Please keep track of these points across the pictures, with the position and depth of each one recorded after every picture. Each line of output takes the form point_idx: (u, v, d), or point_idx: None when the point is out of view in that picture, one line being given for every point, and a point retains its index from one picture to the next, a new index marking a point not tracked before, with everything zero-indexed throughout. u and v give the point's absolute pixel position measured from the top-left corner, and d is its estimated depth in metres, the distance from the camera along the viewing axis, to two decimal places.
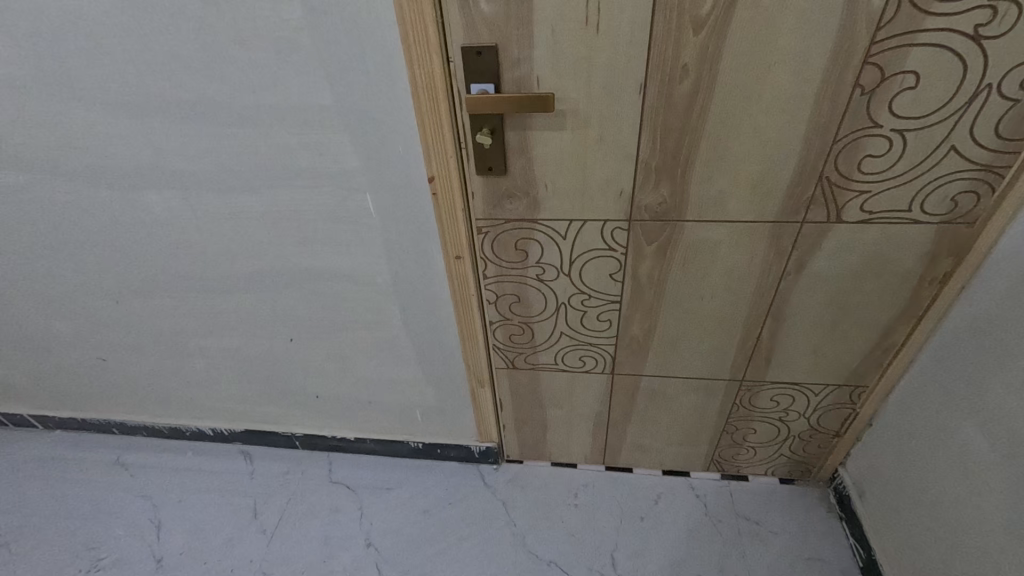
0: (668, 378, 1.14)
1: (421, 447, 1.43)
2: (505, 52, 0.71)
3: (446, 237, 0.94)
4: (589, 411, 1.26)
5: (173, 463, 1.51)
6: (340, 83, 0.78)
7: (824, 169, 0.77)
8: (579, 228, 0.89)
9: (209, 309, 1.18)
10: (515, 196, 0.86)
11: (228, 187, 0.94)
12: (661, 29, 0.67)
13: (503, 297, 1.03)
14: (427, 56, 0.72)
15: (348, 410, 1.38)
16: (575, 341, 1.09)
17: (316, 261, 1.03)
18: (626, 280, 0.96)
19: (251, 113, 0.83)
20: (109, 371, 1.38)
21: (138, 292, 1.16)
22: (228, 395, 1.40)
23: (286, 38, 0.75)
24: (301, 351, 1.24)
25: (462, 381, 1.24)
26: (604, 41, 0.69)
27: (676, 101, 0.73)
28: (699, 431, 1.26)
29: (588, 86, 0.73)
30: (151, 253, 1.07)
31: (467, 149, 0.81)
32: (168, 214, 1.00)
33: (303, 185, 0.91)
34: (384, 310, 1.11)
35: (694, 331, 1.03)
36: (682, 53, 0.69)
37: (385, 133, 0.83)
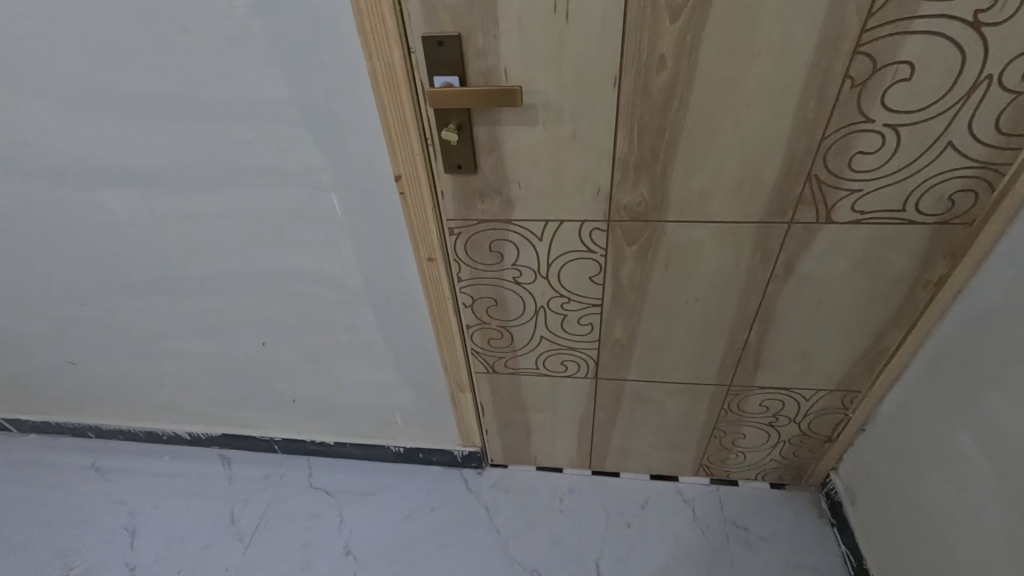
0: (654, 382, 1.09)
1: (403, 452, 1.39)
2: (469, 42, 0.66)
3: (418, 238, 0.89)
4: (573, 416, 1.22)
5: (150, 468, 1.47)
6: (296, 76, 0.73)
7: (812, 167, 0.72)
8: (555, 229, 0.85)
9: (177, 313, 1.13)
10: (487, 196, 0.82)
11: (187, 186, 0.89)
12: (636, 17, 0.62)
13: (479, 300, 0.98)
14: (386, 47, 0.67)
15: (326, 414, 1.34)
16: (556, 345, 1.05)
17: (283, 263, 0.99)
18: (607, 282, 0.91)
19: (206, 108, 0.78)
20: (80, 375, 1.34)
21: (103, 294, 1.12)
22: (203, 399, 1.36)
23: (235, 28, 0.69)
24: (275, 355, 1.19)
25: (441, 386, 1.20)
26: (576, 31, 0.64)
27: (653, 94, 0.68)
28: (687, 436, 1.22)
29: (559, 78, 0.68)
30: (113, 254, 1.03)
31: (434, 146, 0.76)
32: (129, 214, 0.95)
33: (266, 184, 0.86)
34: (357, 313, 1.06)
35: (678, 335, 0.99)
36: (659, 43, 0.64)
37: (347, 129, 0.78)
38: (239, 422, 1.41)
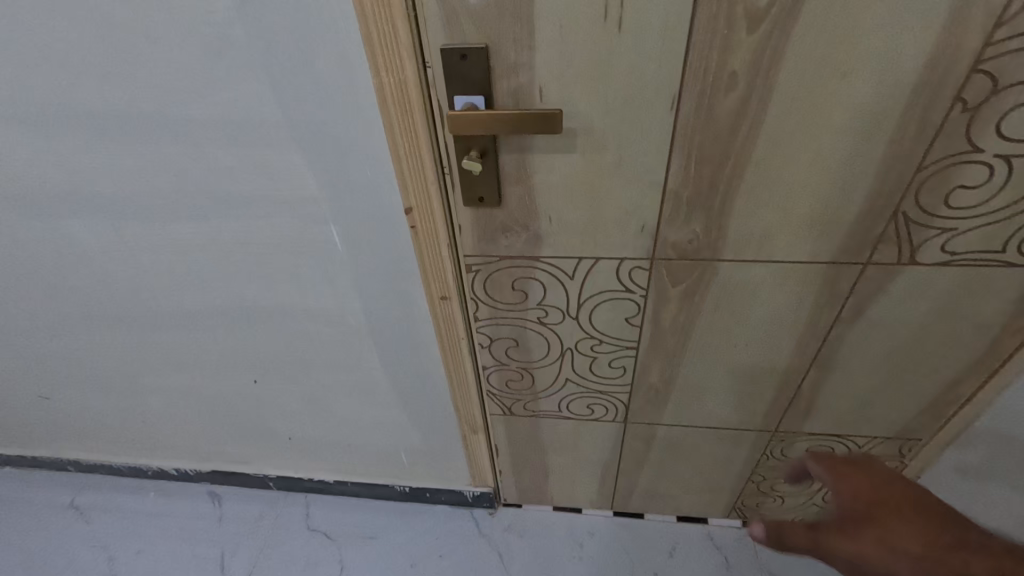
0: (689, 427, 0.99)
1: (408, 491, 1.28)
2: (497, 55, 0.54)
3: (429, 276, 0.78)
4: (597, 458, 1.11)
5: (133, 506, 1.36)
6: (287, 93, 0.61)
7: (901, 203, 0.61)
8: (590, 267, 0.73)
9: (159, 349, 1.01)
10: (512, 230, 0.70)
11: (164, 216, 0.77)
12: (705, 25, 0.51)
13: (498, 341, 0.87)
14: (396, 62, 0.55)
15: (324, 452, 1.22)
16: (583, 388, 0.94)
17: (276, 299, 0.87)
18: (645, 324, 0.80)
19: (183, 129, 0.66)
20: (54, 410, 1.22)
21: (74, 329, 1.00)
22: (190, 435, 1.24)
23: (214, 36, 0.58)
24: (269, 393, 1.08)
25: (452, 427, 1.09)
26: (629, 41, 0.52)
27: (718, 119, 0.57)
28: (722, 480, 1.11)
29: (605, 99, 0.56)
30: (83, 286, 0.91)
31: (451, 175, 0.65)
32: (100, 245, 0.83)
33: (253, 215, 0.75)
34: (359, 352, 0.95)
35: (722, 379, 0.88)
36: (731, 56, 0.52)
37: (349, 155, 0.66)
38: (230, 458, 1.30)
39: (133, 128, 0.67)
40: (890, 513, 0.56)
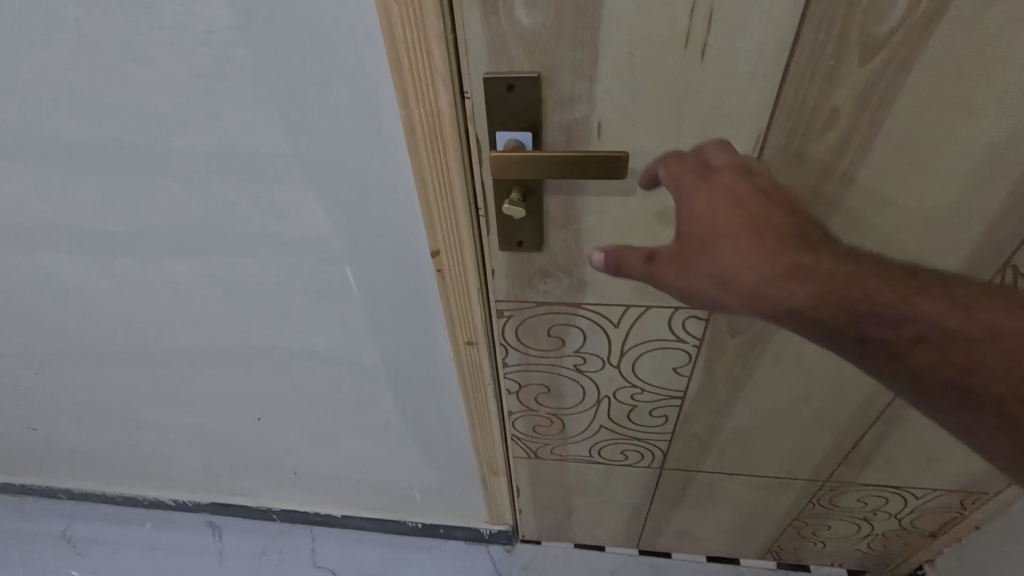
0: (731, 474, 0.91)
1: (421, 526, 1.21)
2: (550, 86, 0.46)
3: (455, 320, 0.69)
4: (626, 501, 1.03)
5: (129, 538, 1.28)
6: (299, 124, 0.53)
7: (1012, 255, 0.53)
8: (638, 315, 0.65)
9: (154, 385, 0.93)
10: (552, 276, 0.62)
11: (157, 252, 0.68)
12: (807, 55, 0.42)
13: (528, 387, 0.78)
14: (429, 93, 0.47)
15: (331, 488, 1.14)
16: (618, 435, 0.85)
17: (282, 338, 0.79)
18: (694, 374, 0.72)
19: (177, 161, 0.58)
20: (43, 441, 1.14)
21: (61, 364, 0.92)
22: (187, 468, 1.16)
23: (213, 58, 0.49)
24: (272, 430, 1.00)
25: (470, 467, 1.01)
26: (712, 72, 0.43)
27: (809, 162, 0.48)
28: (760, 525, 1.03)
29: (675, 138, 0.48)
30: (69, 321, 0.83)
31: (487, 217, 0.56)
32: (86, 280, 0.75)
33: (259, 254, 0.66)
34: (372, 393, 0.86)
35: (775, 429, 0.80)
36: (834, 91, 0.43)
37: (369, 192, 0.58)
38: (231, 491, 1.22)
39: (120, 159, 0.58)
40: (733, 246, 0.40)
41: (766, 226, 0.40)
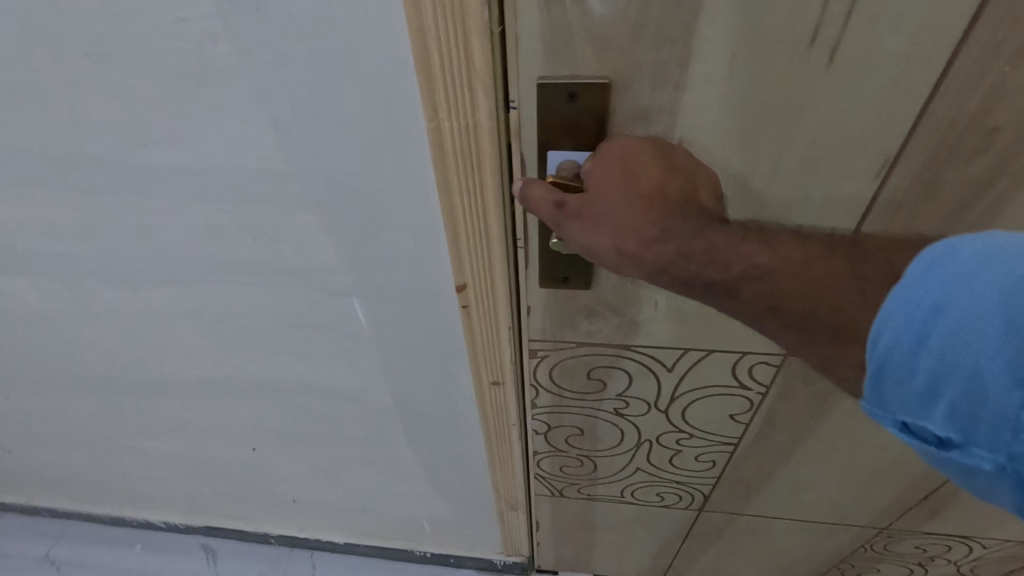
0: (778, 518, 0.82)
1: (430, 555, 1.11)
2: (621, 96, 0.35)
3: (478, 358, 0.59)
4: (654, 539, 0.94)
5: (116, 563, 1.19)
6: (298, 136, 0.43)
7: None
8: (696, 360, 0.55)
9: (137, 412, 0.83)
10: (600, 317, 0.52)
11: (133, 276, 0.58)
12: (971, 61, 0.32)
13: (558, 429, 0.69)
14: (463, 101, 0.36)
15: (334, 516, 1.04)
16: (655, 479, 0.76)
17: (280, 370, 0.69)
18: (754, 421, 0.63)
19: (151, 178, 0.48)
20: (21, 463, 1.04)
21: (33, 389, 0.82)
22: (176, 494, 1.06)
23: (190, 55, 0.39)
24: (269, 460, 0.90)
25: (486, 501, 0.92)
26: (841, 82, 0.34)
27: (943, 192, 0.38)
28: (801, 565, 0.94)
29: (778, 162, 0.38)
30: (39, 345, 0.73)
31: (526, 251, 0.46)
32: (54, 305, 0.65)
33: (251, 281, 0.56)
34: (380, 428, 0.77)
35: (836, 478, 0.70)
36: (998, 105, 0.34)
37: (385, 217, 0.48)
38: (224, 515, 1.11)
39: (86, 174, 0.48)
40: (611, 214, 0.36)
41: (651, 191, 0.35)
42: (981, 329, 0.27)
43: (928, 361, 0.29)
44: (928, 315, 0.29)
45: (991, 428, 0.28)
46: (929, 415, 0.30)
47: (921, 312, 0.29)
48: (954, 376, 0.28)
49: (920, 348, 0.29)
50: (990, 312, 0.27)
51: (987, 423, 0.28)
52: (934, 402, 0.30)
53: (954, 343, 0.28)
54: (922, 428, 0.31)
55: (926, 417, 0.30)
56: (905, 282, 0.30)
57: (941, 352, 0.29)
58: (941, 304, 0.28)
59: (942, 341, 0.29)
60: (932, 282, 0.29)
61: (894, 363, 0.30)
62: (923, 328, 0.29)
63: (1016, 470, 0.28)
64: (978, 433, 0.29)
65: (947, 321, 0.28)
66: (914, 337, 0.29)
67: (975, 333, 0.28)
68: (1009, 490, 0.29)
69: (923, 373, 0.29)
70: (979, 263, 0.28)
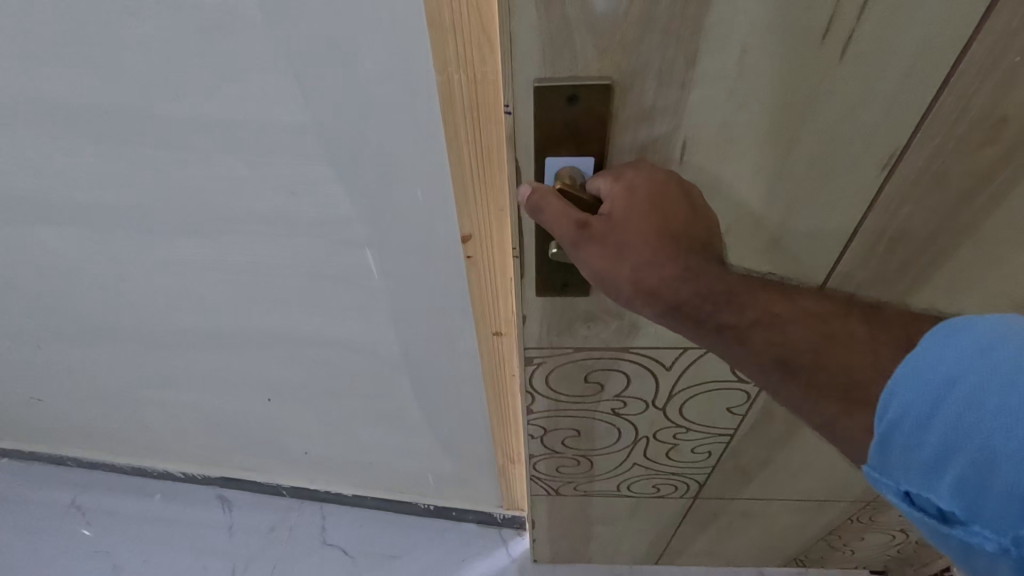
0: (770, 498, 0.83)
1: (433, 508, 1.14)
2: (624, 97, 0.34)
3: (483, 308, 0.61)
4: (650, 525, 0.96)
5: (133, 511, 1.19)
6: (314, 95, 0.43)
7: None
8: (693, 358, 0.56)
9: (157, 361, 0.84)
10: (599, 320, 0.52)
11: (158, 227, 0.59)
12: (987, 51, 0.32)
13: (554, 432, 0.70)
14: (473, 50, 0.39)
15: (347, 468, 1.07)
16: (651, 472, 0.78)
17: (295, 321, 0.70)
18: (750, 413, 0.64)
19: (172, 131, 0.48)
20: (50, 413, 1.06)
21: (63, 339, 0.84)
22: (196, 445, 1.08)
23: (215, 13, 0.39)
24: (286, 410, 0.92)
25: (488, 457, 0.95)
26: (852, 78, 0.33)
27: (947, 186, 0.38)
28: (791, 539, 0.97)
29: (784, 158, 0.37)
30: (68, 295, 0.74)
31: (522, 258, 0.45)
32: (86, 254, 0.65)
33: (266, 230, 0.56)
34: (388, 379, 0.79)
35: (828, 458, 0.72)
36: (1010, 95, 0.33)
37: (397, 178, 0.49)
38: (239, 466, 1.13)
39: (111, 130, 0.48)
40: (630, 249, 0.36)
41: (675, 230, 0.36)
42: (992, 403, 0.26)
43: (939, 428, 0.27)
44: (941, 383, 0.28)
45: (997, 509, 0.26)
46: (933, 488, 0.28)
47: (933, 380, 0.28)
48: (963, 451, 0.27)
49: (929, 416, 0.28)
50: (1004, 391, 0.26)
51: (994, 505, 0.26)
52: (939, 475, 0.28)
53: (966, 417, 0.27)
54: (925, 501, 0.28)
55: (929, 491, 0.28)
56: (923, 347, 0.29)
57: (951, 422, 0.27)
58: (954, 373, 0.27)
59: (953, 412, 0.27)
60: (948, 350, 0.28)
61: (901, 428, 0.29)
62: (934, 394, 0.28)
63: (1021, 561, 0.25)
64: (983, 516, 0.26)
65: (960, 393, 0.27)
66: (924, 406, 0.28)
67: (987, 408, 0.26)
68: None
69: (930, 441, 0.28)
70: (1001, 336, 0.27)
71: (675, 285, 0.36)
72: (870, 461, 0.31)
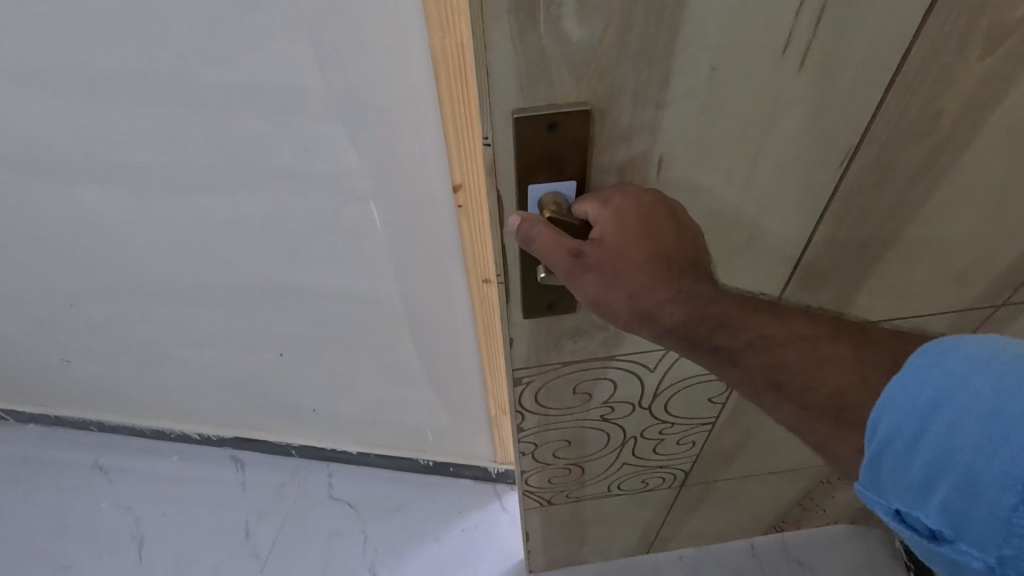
0: (750, 476, 0.88)
1: (432, 465, 1.20)
2: (602, 121, 0.35)
3: (472, 254, 0.66)
4: (641, 521, 0.98)
5: (154, 470, 1.24)
6: (329, 57, 0.49)
7: None
8: (674, 359, 0.60)
9: (175, 324, 0.88)
10: (584, 335, 0.54)
11: (188, 185, 0.64)
12: (923, 54, 0.34)
13: (545, 446, 0.71)
14: (452, 15, 0.44)
15: (353, 427, 1.12)
16: (639, 469, 0.80)
17: (305, 273, 0.74)
18: (728, 401, 0.69)
19: (212, 93, 0.53)
20: (73, 376, 1.09)
21: (84, 303, 0.87)
22: (210, 409, 1.13)
23: None
24: (293, 371, 0.95)
25: (480, 409, 1.00)
26: (811, 84, 0.35)
27: (895, 175, 0.41)
28: (771, 511, 1.02)
29: (751, 165, 0.39)
30: (95, 255, 0.77)
31: (506, 282, 0.47)
32: (124, 211, 0.69)
33: (284, 186, 0.61)
34: (386, 332, 0.82)
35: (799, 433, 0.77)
36: (945, 94, 0.36)
37: (391, 130, 0.54)
38: (252, 425, 1.17)
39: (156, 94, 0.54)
40: (625, 273, 0.38)
41: (666, 253, 0.38)
42: (974, 428, 0.29)
43: (926, 452, 0.30)
44: (928, 406, 0.30)
45: (980, 527, 0.29)
46: (921, 508, 0.31)
47: (918, 404, 0.31)
48: (949, 473, 0.29)
49: (916, 439, 0.30)
50: (985, 418, 0.29)
51: (977, 524, 0.29)
52: (926, 495, 0.31)
53: (951, 441, 0.29)
54: (914, 518, 0.31)
55: (918, 509, 0.31)
56: (909, 373, 0.32)
57: (937, 445, 0.30)
58: (938, 398, 0.30)
59: (938, 436, 0.30)
60: (932, 375, 0.31)
61: (891, 448, 0.31)
62: (921, 417, 0.31)
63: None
64: (967, 533, 0.29)
65: (945, 417, 0.30)
66: (911, 429, 0.31)
67: (969, 433, 0.29)
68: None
69: (918, 462, 0.30)
70: (981, 363, 0.30)
71: (670, 306, 0.38)
72: (863, 479, 0.34)
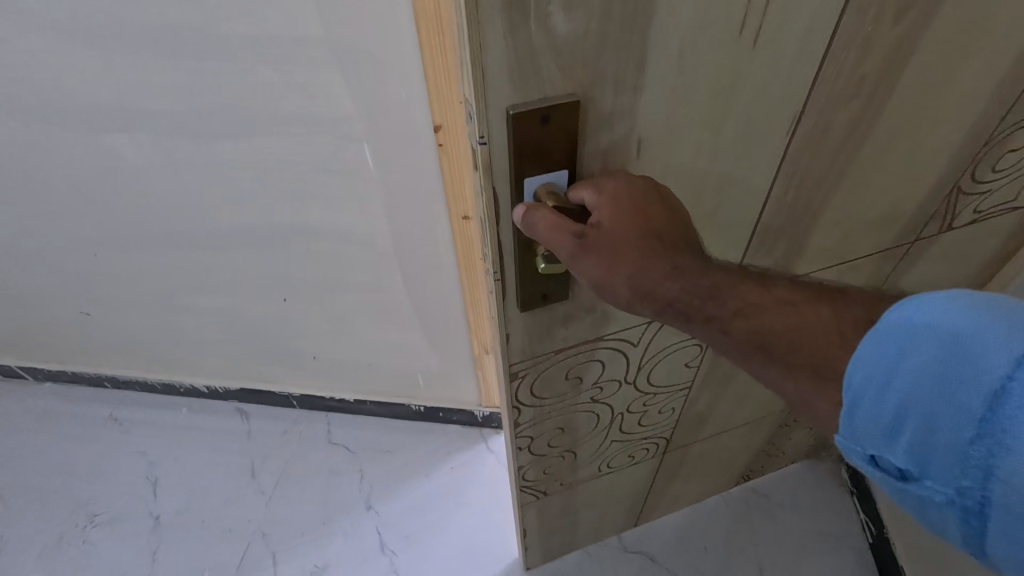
0: (721, 432, 0.96)
1: (422, 410, 1.27)
2: (587, 109, 0.39)
3: (452, 192, 0.69)
4: (628, 495, 1.04)
5: (164, 421, 1.30)
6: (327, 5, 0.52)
7: (958, 181, 0.55)
8: (653, 332, 0.66)
9: (183, 275, 0.92)
10: (576, 317, 0.58)
11: (200, 133, 0.67)
12: (851, 26, 0.39)
13: (541, 437, 0.75)
14: None
15: (353, 373, 1.18)
16: (627, 441, 0.87)
17: (309, 219, 0.77)
18: (702, 364, 0.76)
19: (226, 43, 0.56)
20: (85, 329, 1.13)
21: (96, 255, 0.90)
22: (217, 361, 1.19)
23: None
24: (295, 317, 0.99)
25: (465, 349, 1.05)
26: (760, 57, 0.39)
27: (834, 131, 0.45)
28: (741, 464, 1.11)
29: (715, 137, 0.43)
30: (108, 206, 0.80)
31: (503, 277, 0.50)
32: (147, 162, 0.72)
33: (285, 133, 0.65)
34: (382, 277, 0.87)
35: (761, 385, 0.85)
36: (867, 58, 0.41)
37: (379, 76, 0.57)
38: (255, 375, 1.23)
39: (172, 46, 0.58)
40: (624, 251, 0.41)
41: (657, 230, 0.41)
42: (940, 370, 0.28)
43: (894, 398, 0.30)
44: (896, 353, 0.30)
45: (944, 464, 0.29)
46: (891, 450, 0.30)
47: (888, 350, 0.30)
48: (915, 415, 0.29)
49: (886, 387, 0.30)
50: (951, 362, 0.28)
51: (940, 462, 0.29)
52: (895, 439, 0.30)
53: (920, 386, 0.29)
54: (884, 461, 0.31)
55: (888, 452, 0.31)
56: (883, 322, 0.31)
57: (906, 389, 0.29)
58: (907, 344, 0.29)
59: (907, 383, 0.29)
60: (903, 323, 0.30)
61: (862, 397, 0.31)
62: (891, 364, 0.30)
63: (965, 508, 0.29)
64: (932, 471, 0.29)
65: (913, 363, 0.29)
66: (880, 376, 0.30)
67: (936, 376, 0.28)
68: (958, 525, 0.29)
69: (888, 409, 0.30)
70: (953, 308, 0.29)
71: (670, 280, 0.41)
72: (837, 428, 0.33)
